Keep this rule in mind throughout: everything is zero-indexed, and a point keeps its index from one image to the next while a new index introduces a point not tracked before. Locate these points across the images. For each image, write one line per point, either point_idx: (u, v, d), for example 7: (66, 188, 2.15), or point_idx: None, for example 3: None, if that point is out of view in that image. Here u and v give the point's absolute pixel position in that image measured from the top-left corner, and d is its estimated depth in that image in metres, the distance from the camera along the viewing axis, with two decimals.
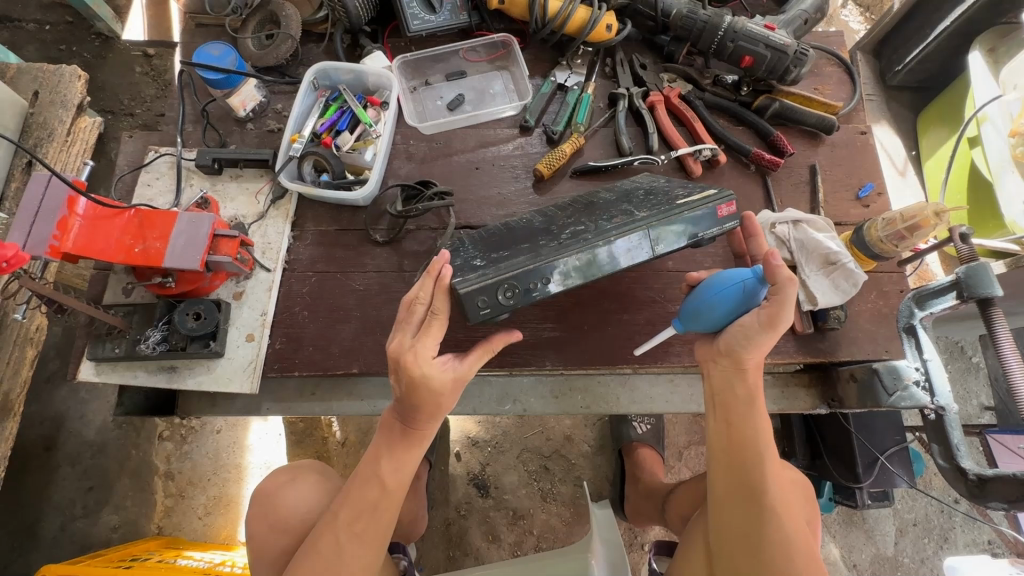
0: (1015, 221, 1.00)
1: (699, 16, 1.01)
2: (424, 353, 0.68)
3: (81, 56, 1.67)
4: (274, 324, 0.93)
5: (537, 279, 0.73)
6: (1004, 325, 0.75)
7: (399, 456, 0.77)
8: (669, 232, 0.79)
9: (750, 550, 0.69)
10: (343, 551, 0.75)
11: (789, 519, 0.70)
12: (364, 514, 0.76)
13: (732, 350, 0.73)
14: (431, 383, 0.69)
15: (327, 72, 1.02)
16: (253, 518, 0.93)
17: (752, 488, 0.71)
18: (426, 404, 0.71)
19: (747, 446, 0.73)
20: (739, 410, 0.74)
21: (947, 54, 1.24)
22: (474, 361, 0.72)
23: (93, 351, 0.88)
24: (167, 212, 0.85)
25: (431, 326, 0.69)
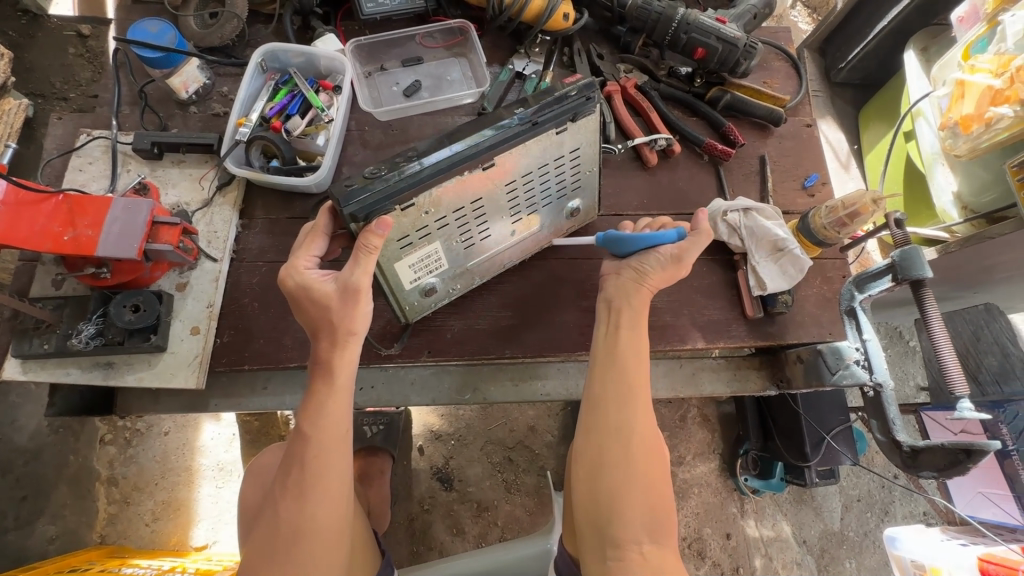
0: (946, 210, 1.08)
1: (653, 8, 1.02)
2: (296, 265, 0.72)
3: (6, 34, 1.56)
4: (221, 315, 0.89)
5: (405, 156, 0.70)
6: (935, 309, 0.77)
7: (319, 402, 0.72)
8: (524, 101, 0.75)
9: (614, 446, 0.71)
10: (305, 508, 0.71)
11: (642, 440, 0.72)
12: (298, 466, 0.72)
13: (637, 265, 0.78)
14: (309, 293, 0.71)
15: (276, 54, 0.98)
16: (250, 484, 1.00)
17: (630, 389, 0.73)
18: (321, 325, 0.71)
19: (627, 362, 0.75)
20: (630, 317, 0.77)
21: (884, 54, 1.31)
22: (352, 266, 0.69)
23: (18, 347, 0.81)
24: (100, 198, 0.80)
25: (306, 239, 0.73)
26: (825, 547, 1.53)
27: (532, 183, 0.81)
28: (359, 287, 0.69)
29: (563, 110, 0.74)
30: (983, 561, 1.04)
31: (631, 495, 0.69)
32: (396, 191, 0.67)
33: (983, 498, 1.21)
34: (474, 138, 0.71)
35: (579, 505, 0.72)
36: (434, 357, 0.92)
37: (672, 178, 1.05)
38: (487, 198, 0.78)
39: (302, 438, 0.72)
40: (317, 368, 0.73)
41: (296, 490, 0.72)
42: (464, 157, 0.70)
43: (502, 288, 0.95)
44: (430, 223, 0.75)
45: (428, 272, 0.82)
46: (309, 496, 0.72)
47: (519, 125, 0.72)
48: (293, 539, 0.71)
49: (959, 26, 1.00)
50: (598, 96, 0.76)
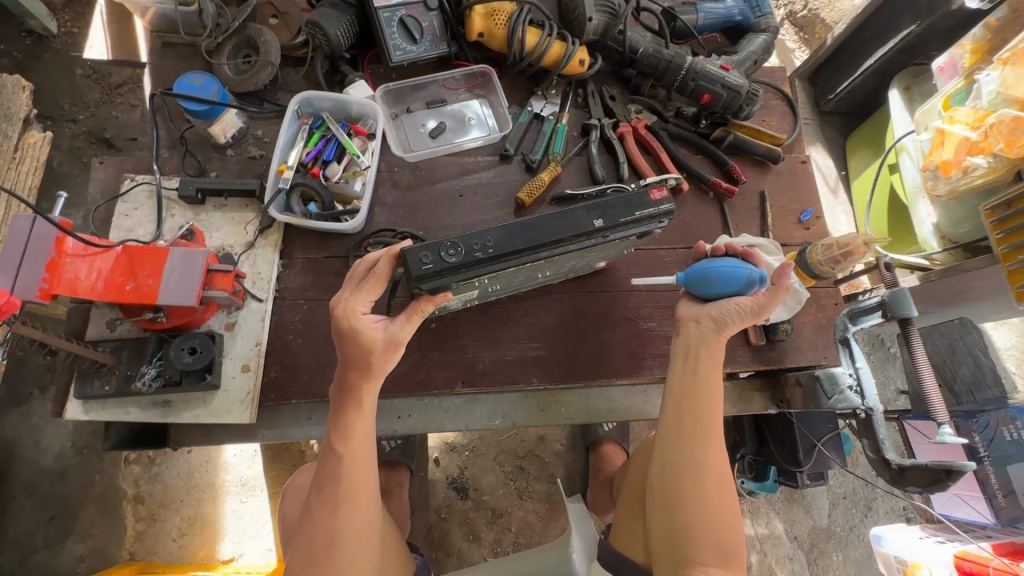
0: (927, 240, 1.18)
1: (663, 56, 1.11)
2: (354, 307, 0.75)
3: (11, 55, 1.61)
4: (268, 352, 0.95)
5: (481, 241, 0.72)
6: (919, 344, 0.86)
7: (348, 424, 0.79)
8: (605, 207, 0.78)
9: (689, 480, 0.81)
10: (339, 518, 0.79)
11: (715, 476, 0.82)
12: (330, 481, 0.79)
13: (715, 315, 0.84)
14: (357, 335, 0.75)
15: (309, 101, 1.04)
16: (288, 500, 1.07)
17: (705, 429, 0.83)
18: (358, 360, 0.76)
19: (702, 404, 0.83)
20: (706, 362, 0.85)
21: (870, 88, 1.41)
22: (404, 323, 0.75)
23: (80, 390, 0.87)
24: (157, 248, 0.85)
25: (370, 283, 0.75)
26: (814, 542, 1.66)
27: (574, 259, 0.87)
28: (403, 340, 0.75)
29: (632, 227, 0.81)
30: (959, 559, 1.14)
31: (704, 524, 0.79)
32: (464, 275, 0.72)
33: (958, 499, 1.32)
34: (545, 230, 0.75)
35: (657, 530, 0.81)
36: (467, 387, 0.99)
37: (680, 215, 1.13)
38: (532, 266, 0.84)
39: (336, 457, 0.79)
40: (345, 395, 0.79)
41: (330, 502, 0.79)
42: (531, 254, 0.75)
43: (528, 320, 1.03)
44: (477, 283, 0.81)
45: (456, 299, 0.90)
46: (342, 510, 0.79)
47: (593, 233, 0.77)
48: (329, 547, 0.78)
49: (938, 75, 1.11)
50: (666, 222, 0.83)
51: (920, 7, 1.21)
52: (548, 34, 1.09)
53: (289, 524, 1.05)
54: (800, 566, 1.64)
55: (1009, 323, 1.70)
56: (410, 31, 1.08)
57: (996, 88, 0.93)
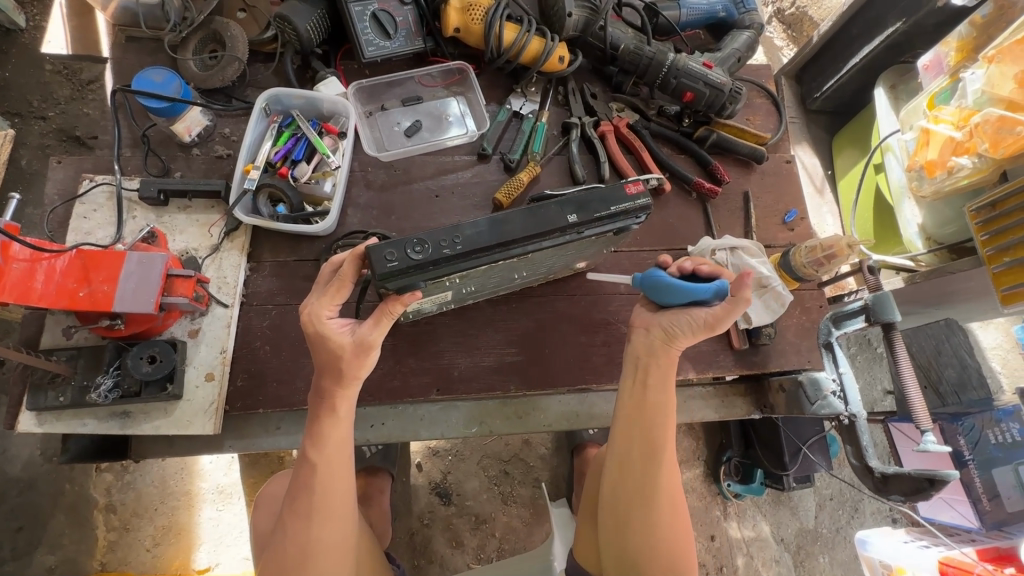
0: (913, 241, 1.16)
1: (645, 53, 1.09)
2: (319, 313, 0.72)
3: None
4: (234, 360, 0.92)
5: (449, 238, 0.69)
6: (904, 350, 0.84)
7: (322, 431, 0.76)
8: (579, 202, 0.75)
9: (639, 500, 0.78)
10: (312, 531, 0.76)
11: (668, 495, 0.80)
12: (303, 493, 0.76)
13: (666, 326, 0.81)
14: (325, 341, 0.71)
15: (278, 98, 1.00)
16: (259, 511, 1.03)
17: (656, 448, 0.80)
18: (328, 366, 0.72)
19: (653, 421, 0.80)
20: (657, 375, 0.82)
21: (856, 87, 1.39)
22: (372, 325, 0.71)
23: (33, 401, 0.83)
24: (114, 252, 0.81)
25: (335, 287, 0.72)
26: (801, 544, 1.65)
27: (550, 258, 0.84)
28: (373, 344, 0.71)
29: (608, 223, 0.78)
30: (944, 564, 1.12)
31: (655, 548, 0.77)
32: (431, 273, 0.69)
33: (942, 501, 1.31)
34: (518, 225, 0.72)
35: (607, 552, 0.79)
36: (443, 395, 0.96)
37: (663, 215, 1.10)
38: (507, 266, 0.81)
39: (308, 467, 0.76)
40: (321, 403, 0.76)
41: (303, 514, 0.76)
42: (502, 251, 0.72)
43: (506, 324, 1.00)
44: (449, 284, 0.78)
45: (429, 302, 0.86)
46: (315, 520, 0.76)
47: (566, 230, 0.74)
48: (301, 560, 0.75)
49: (924, 73, 1.09)
50: (644, 217, 0.80)
51: (905, 5, 1.19)
52: (526, 31, 1.05)
53: (260, 535, 1.01)
54: (787, 568, 1.62)
55: (995, 323, 1.69)
56: (384, 26, 1.04)
57: (981, 87, 0.91)
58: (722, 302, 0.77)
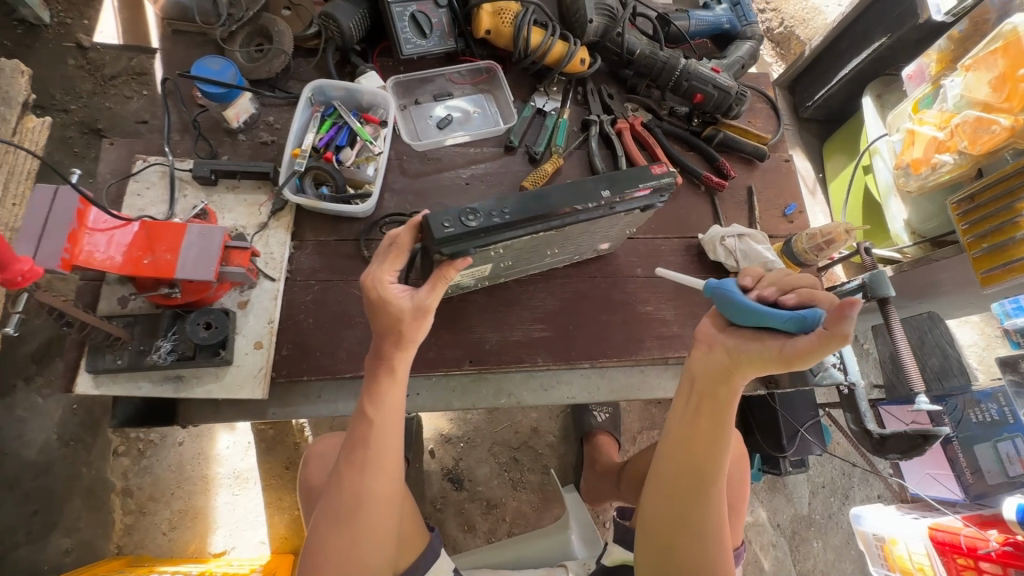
0: (899, 234, 1.28)
1: (659, 58, 1.19)
2: (382, 278, 0.79)
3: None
4: (280, 331, 0.97)
5: (499, 209, 0.77)
6: (898, 323, 0.93)
7: (380, 391, 0.81)
8: (611, 180, 0.83)
9: (683, 522, 0.79)
10: (364, 483, 0.80)
11: (714, 521, 0.79)
12: (359, 446, 0.81)
13: (732, 346, 0.77)
14: (386, 304, 0.78)
15: (321, 89, 1.07)
16: (308, 470, 1.09)
17: (707, 483, 0.79)
18: (390, 329, 0.79)
19: (705, 448, 0.79)
20: (712, 412, 0.80)
21: (844, 97, 1.51)
22: (429, 290, 0.78)
23: (92, 363, 0.87)
24: (175, 225, 0.87)
25: (392, 255, 0.79)
26: (795, 529, 1.73)
27: (581, 235, 0.92)
28: (429, 308, 0.78)
29: (634, 201, 0.86)
30: (934, 530, 1.24)
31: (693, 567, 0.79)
32: (483, 240, 0.76)
33: (930, 478, 1.42)
34: (558, 202, 0.80)
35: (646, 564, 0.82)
36: (475, 366, 1.02)
37: (675, 206, 1.19)
38: (544, 240, 0.89)
39: (366, 422, 0.81)
40: (381, 364, 0.81)
41: (357, 465, 0.81)
42: (545, 222, 0.79)
43: (533, 303, 1.07)
44: (492, 254, 0.85)
45: (469, 276, 0.93)
46: (368, 472, 0.81)
47: (601, 204, 0.82)
48: (354, 508, 0.80)
49: (909, 81, 1.22)
50: (667, 196, 0.88)
51: (890, 21, 1.31)
52: (551, 35, 1.15)
53: (310, 491, 1.07)
54: (783, 551, 1.70)
55: (971, 322, 1.82)
56: (421, 26, 1.13)
57: (961, 93, 1.03)
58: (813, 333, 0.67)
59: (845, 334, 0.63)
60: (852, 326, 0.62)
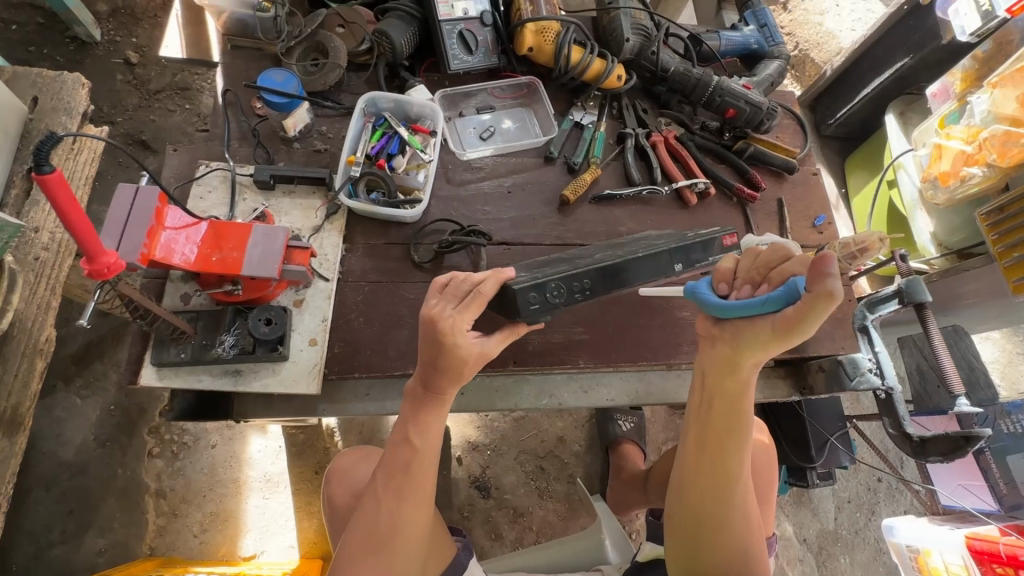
0: (926, 247, 1.32)
1: (693, 74, 1.24)
2: (460, 324, 0.78)
3: (53, 58, 1.69)
4: (333, 329, 1.01)
5: (579, 283, 0.84)
6: (936, 326, 0.96)
7: (427, 421, 0.84)
8: (684, 254, 0.92)
9: (706, 509, 0.84)
10: (401, 512, 0.83)
11: (738, 506, 0.84)
12: (399, 474, 0.84)
13: (733, 339, 0.75)
14: (457, 349, 0.79)
15: (374, 101, 1.13)
16: (332, 485, 1.10)
17: (724, 471, 0.83)
18: (450, 368, 0.80)
19: (722, 444, 0.82)
20: (729, 406, 0.81)
21: (866, 115, 1.56)
22: (499, 341, 0.82)
23: (157, 355, 0.91)
24: (241, 225, 0.91)
25: (473, 304, 0.79)
26: (822, 543, 1.71)
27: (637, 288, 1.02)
28: (491, 355, 0.82)
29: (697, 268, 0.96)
30: (970, 538, 1.24)
31: (718, 549, 0.85)
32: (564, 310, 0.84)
33: (964, 489, 1.45)
34: (633, 274, 0.87)
35: (674, 547, 0.88)
36: (518, 367, 1.05)
37: (708, 216, 1.23)
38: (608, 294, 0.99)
39: (410, 449, 0.84)
40: (429, 396, 0.84)
41: (396, 492, 0.84)
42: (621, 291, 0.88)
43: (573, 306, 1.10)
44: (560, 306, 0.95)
45: None
46: (407, 501, 0.83)
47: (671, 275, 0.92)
48: (389, 536, 0.82)
49: (933, 99, 1.29)
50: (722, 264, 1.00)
51: (912, 43, 1.36)
52: (590, 52, 1.20)
53: (332, 507, 1.09)
54: (810, 566, 1.69)
55: (993, 338, 1.83)
56: (468, 43, 1.19)
57: (988, 109, 1.07)
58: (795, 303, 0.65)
59: (830, 291, 0.61)
60: (833, 277, 0.61)
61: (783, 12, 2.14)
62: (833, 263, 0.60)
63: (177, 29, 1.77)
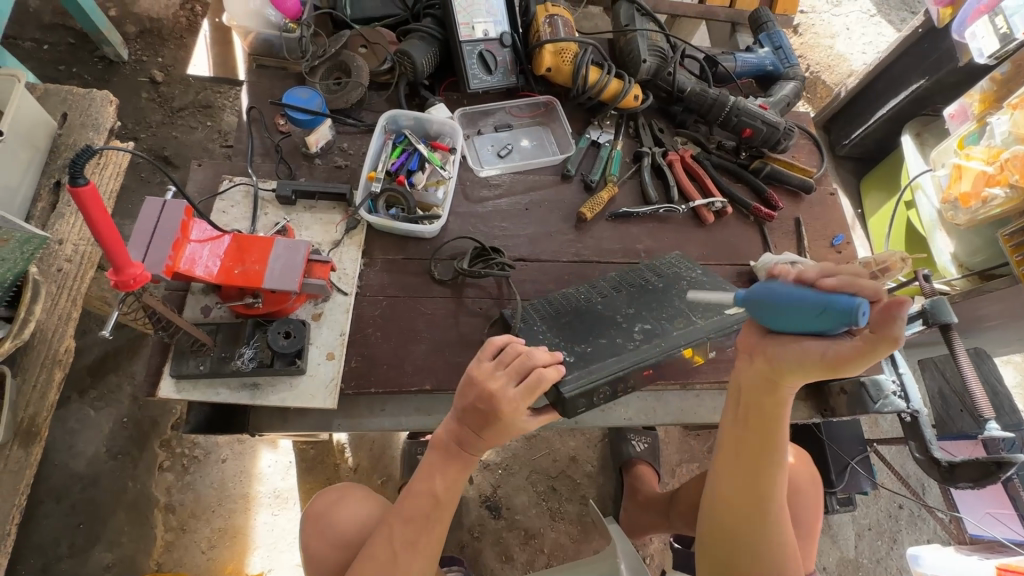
0: (946, 267, 1.30)
1: (709, 95, 1.25)
2: (517, 407, 0.79)
3: (82, 76, 1.74)
4: (350, 343, 1.00)
5: (621, 383, 0.90)
6: (962, 347, 0.94)
7: (450, 477, 0.87)
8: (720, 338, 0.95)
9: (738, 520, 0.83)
10: (410, 562, 0.86)
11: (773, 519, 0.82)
12: (417, 525, 0.86)
13: (768, 360, 0.75)
14: (508, 426, 0.81)
15: (394, 118, 1.15)
16: (308, 527, 1.06)
17: (757, 483, 0.81)
18: (488, 434, 0.83)
19: (754, 457, 0.81)
20: (763, 426, 0.80)
21: (882, 136, 1.56)
22: (541, 420, 0.87)
23: (176, 367, 0.91)
24: (263, 239, 0.92)
25: (530, 393, 0.79)
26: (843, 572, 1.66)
27: None
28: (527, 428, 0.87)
29: None
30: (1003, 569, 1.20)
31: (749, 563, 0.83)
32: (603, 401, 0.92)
33: (992, 518, 1.38)
34: (669, 362, 0.93)
35: (705, 557, 0.87)
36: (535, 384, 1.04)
37: (725, 234, 1.23)
38: None
39: (432, 501, 0.87)
40: (458, 453, 0.87)
41: (411, 543, 0.86)
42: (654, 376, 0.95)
43: None
44: None
45: None
46: (419, 552, 0.86)
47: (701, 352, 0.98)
48: None
49: (950, 120, 1.29)
50: None
51: (928, 65, 1.37)
52: (608, 73, 1.22)
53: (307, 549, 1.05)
54: None
55: (1015, 361, 1.80)
56: (487, 63, 1.21)
57: (1008, 129, 1.08)
58: (852, 341, 0.63)
59: (895, 335, 0.59)
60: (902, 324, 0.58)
61: (794, 35, 2.18)
62: (907, 309, 0.57)
63: (204, 50, 1.83)
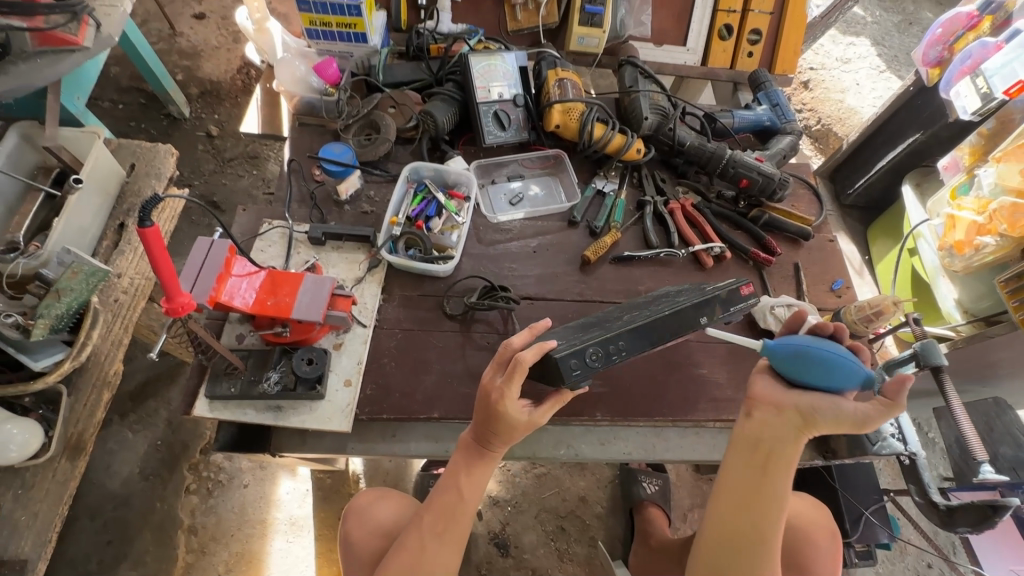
0: (951, 313, 1.32)
1: (706, 148, 1.35)
2: (508, 397, 0.85)
3: (149, 131, 1.97)
4: (366, 372, 1.09)
5: (614, 345, 0.89)
6: (955, 391, 0.95)
7: (476, 477, 0.93)
8: (710, 307, 0.96)
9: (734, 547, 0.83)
10: (436, 557, 0.92)
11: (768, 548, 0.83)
12: (446, 521, 0.93)
13: (808, 407, 0.79)
14: (510, 419, 0.86)
15: (416, 169, 1.28)
16: (347, 523, 1.12)
17: (762, 514, 0.82)
18: (501, 433, 0.89)
19: (762, 489, 0.82)
20: (768, 466, 0.82)
21: (884, 186, 1.62)
22: (546, 410, 0.89)
23: (210, 389, 1.01)
24: (294, 275, 1.04)
25: (516, 378, 0.84)
26: None
27: None
28: (539, 423, 0.89)
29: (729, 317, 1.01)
30: None
31: None
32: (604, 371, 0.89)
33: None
34: (663, 332, 0.92)
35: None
36: None
37: (725, 278, 1.29)
38: None
39: (457, 497, 0.93)
40: (477, 452, 0.93)
41: (439, 538, 0.92)
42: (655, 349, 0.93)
43: None
44: None
45: None
46: (445, 546, 0.92)
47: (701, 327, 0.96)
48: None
49: (944, 171, 1.34)
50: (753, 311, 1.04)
51: (922, 120, 1.44)
52: (612, 129, 1.33)
53: (347, 539, 1.12)
54: None
55: None
56: (501, 121, 1.34)
57: (994, 181, 1.12)
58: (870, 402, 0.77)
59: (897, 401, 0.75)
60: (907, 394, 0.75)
61: (803, 91, 2.29)
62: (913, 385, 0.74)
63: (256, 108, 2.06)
